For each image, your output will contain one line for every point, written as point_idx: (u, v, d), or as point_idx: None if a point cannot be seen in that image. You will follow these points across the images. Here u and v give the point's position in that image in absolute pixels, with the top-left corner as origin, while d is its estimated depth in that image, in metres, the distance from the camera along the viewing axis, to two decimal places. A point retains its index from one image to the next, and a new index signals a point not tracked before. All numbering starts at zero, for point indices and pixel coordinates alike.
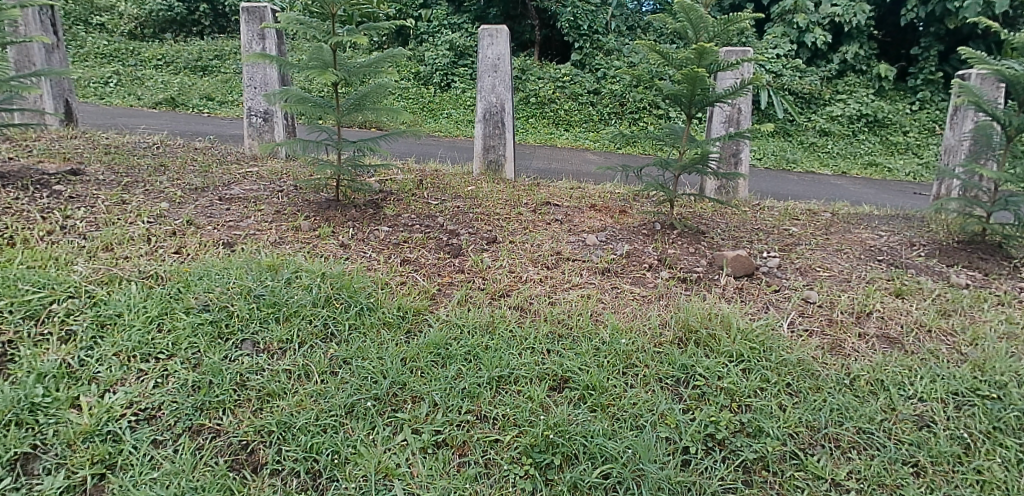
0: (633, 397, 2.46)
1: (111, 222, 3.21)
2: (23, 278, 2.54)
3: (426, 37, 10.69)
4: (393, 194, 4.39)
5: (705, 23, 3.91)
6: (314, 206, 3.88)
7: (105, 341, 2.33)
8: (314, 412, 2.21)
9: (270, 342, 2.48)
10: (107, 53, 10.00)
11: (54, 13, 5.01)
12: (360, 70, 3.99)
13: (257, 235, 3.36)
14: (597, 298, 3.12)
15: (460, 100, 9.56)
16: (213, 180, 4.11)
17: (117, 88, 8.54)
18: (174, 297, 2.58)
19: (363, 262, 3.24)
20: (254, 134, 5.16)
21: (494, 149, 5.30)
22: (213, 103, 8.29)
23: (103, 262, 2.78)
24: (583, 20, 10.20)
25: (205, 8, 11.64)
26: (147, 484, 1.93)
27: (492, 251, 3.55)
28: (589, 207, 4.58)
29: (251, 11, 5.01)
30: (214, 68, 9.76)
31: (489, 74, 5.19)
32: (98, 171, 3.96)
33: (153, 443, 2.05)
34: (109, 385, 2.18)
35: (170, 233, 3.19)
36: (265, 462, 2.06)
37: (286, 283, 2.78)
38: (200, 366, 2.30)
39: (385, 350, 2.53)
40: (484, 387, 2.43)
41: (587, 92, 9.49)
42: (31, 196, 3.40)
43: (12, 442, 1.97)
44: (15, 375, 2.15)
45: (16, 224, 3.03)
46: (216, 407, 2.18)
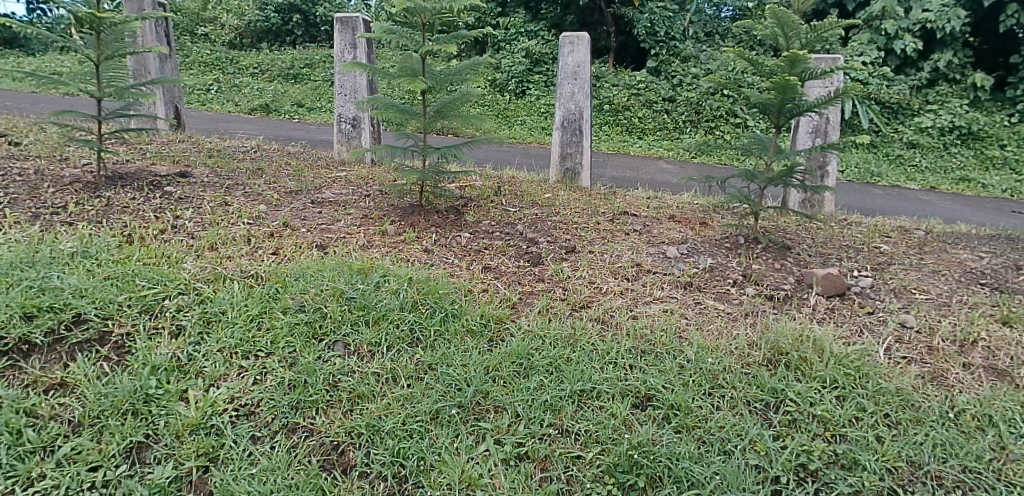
0: (720, 420, 2.38)
1: (216, 222, 3.39)
2: (141, 275, 2.70)
3: (503, 45, 10.80)
4: (473, 200, 4.44)
5: (798, 29, 3.75)
6: (399, 210, 3.98)
7: (211, 336, 2.44)
8: (401, 416, 2.25)
9: (360, 344, 2.54)
10: (209, 62, 10.59)
11: (168, 24, 5.33)
12: (446, 78, 4.05)
13: (347, 238, 3.47)
14: (680, 313, 3.05)
15: (536, 107, 9.59)
16: (305, 184, 4.28)
17: (217, 94, 9.03)
18: (273, 298, 2.70)
19: (445, 267, 3.28)
20: (343, 140, 5.34)
21: (571, 157, 5.28)
22: (303, 109, 8.64)
23: (209, 261, 2.93)
24: (661, 26, 10.10)
25: (298, 19, 12.17)
26: (246, 479, 1.98)
27: (572, 261, 3.53)
28: (669, 217, 4.50)
29: (344, 22, 5.19)
30: (305, 75, 10.16)
31: (569, 81, 5.16)
32: (203, 173, 4.19)
33: (252, 439, 2.12)
34: (213, 380, 2.28)
35: (268, 234, 3.34)
36: (354, 464, 2.10)
37: (375, 286, 2.87)
38: (296, 365, 2.38)
39: (469, 357, 2.55)
40: (566, 401, 2.40)
41: (662, 100, 9.32)
42: (147, 196, 3.63)
43: (128, 431, 2.06)
44: (132, 367, 2.26)
45: (133, 223, 3.23)
46: (310, 406, 2.24)
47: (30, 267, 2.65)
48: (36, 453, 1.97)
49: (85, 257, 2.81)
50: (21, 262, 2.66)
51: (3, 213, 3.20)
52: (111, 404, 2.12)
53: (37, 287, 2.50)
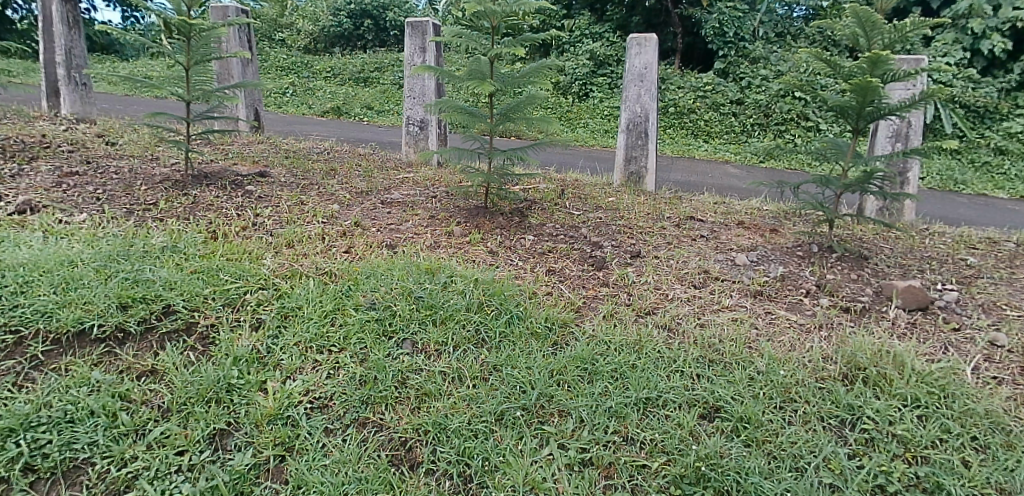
0: (793, 435, 2.30)
1: (293, 221, 3.53)
2: (224, 270, 2.84)
3: (568, 47, 10.78)
4: (537, 203, 4.45)
5: (881, 29, 3.58)
6: (464, 212, 4.03)
7: (288, 330, 2.54)
8: (466, 416, 2.27)
9: (428, 343, 2.59)
10: (285, 66, 11.00)
11: (250, 31, 5.58)
12: (514, 81, 4.06)
13: (415, 238, 3.54)
14: (750, 322, 2.97)
15: (600, 109, 9.52)
16: (375, 185, 4.39)
17: (292, 97, 9.38)
18: (345, 296, 2.79)
19: (510, 269, 3.30)
20: (411, 142, 5.46)
21: (636, 160, 5.22)
22: (372, 111, 8.87)
23: (287, 258, 3.06)
24: (729, 27, 9.89)
25: (369, 24, 12.50)
26: (319, 470, 2.03)
27: (637, 266, 3.48)
28: (737, 223, 4.38)
29: (415, 26, 5.29)
30: (375, 79, 10.42)
31: (635, 83, 5.09)
32: (280, 174, 4.36)
33: (325, 431, 2.17)
34: (289, 373, 2.36)
35: (341, 233, 3.45)
36: (421, 461, 2.13)
37: (442, 286, 2.92)
38: (367, 362, 2.44)
39: (534, 360, 2.55)
40: (632, 408, 2.37)
41: (729, 102, 9.09)
42: (230, 195, 3.81)
43: (212, 418, 2.13)
44: (216, 357, 2.37)
45: (217, 221, 3.40)
46: (379, 402, 2.30)
47: (125, 260, 2.81)
48: (130, 436, 2.03)
49: (175, 251, 2.97)
50: (117, 255, 2.83)
51: (102, 208, 3.42)
52: (196, 391, 2.21)
53: (132, 279, 2.65)
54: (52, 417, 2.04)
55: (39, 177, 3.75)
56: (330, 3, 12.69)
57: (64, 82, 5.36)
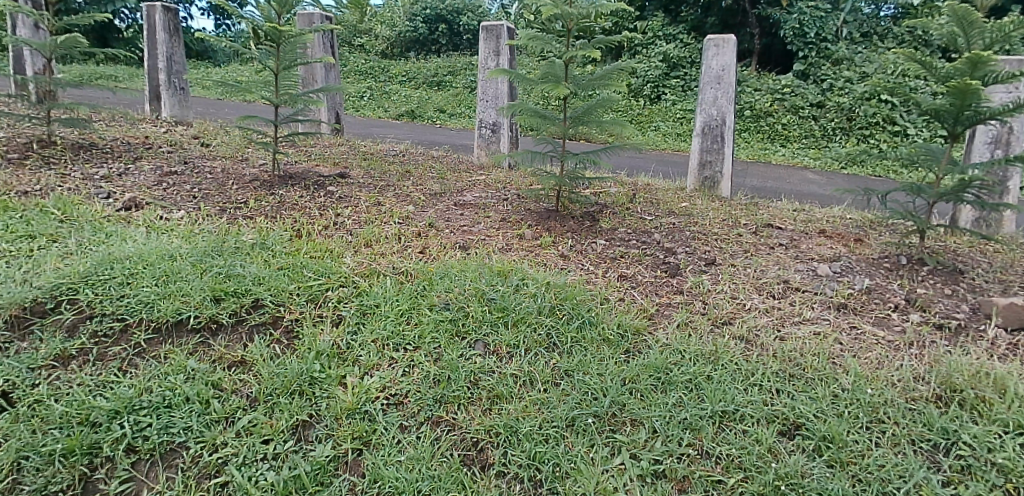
0: (881, 458, 2.18)
1: (371, 221, 3.64)
2: (307, 267, 2.95)
3: (640, 49, 10.62)
4: (608, 207, 4.40)
5: (982, 28, 3.35)
6: (535, 215, 4.04)
7: (366, 327, 2.62)
8: (538, 420, 2.27)
9: (500, 345, 2.61)
10: (363, 71, 11.32)
11: (333, 36, 5.79)
12: (589, 84, 4.02)
13: (487, 240, 3.57)
14: (833, 337, 2.84)
15: (672, 112, 9.34)
16: (448, 187, 4.46)
17: (369, 101, 9.66)
18: (421, 295, 2.85)
19: (581, 273, 3.28)
20: (483, 144, 5.52)
21: (711, 165, 5.08)
22: (445, 114, 9.03)
23: (365, 257, 3.16)
24: (811, 27, 9.50)
25: (444, 28, 12.71)
26: (394, 465, 2.07)
27: (712, 274, 3.40)
28: (819, 232, 4.21)
29: (489, 30, 5.34)
30: (448, 83, 10.60)
31: (712, 86, 4.96)
32: (359, 175, 4.49)
33: (400, 428, 2.22)
34: (367, 369, 2.43)
35: (416, 234, 3.53)
36: (493, 463, 2.14)
37: (514, 289, 2.94)
38: (441, 361, 2.48)
39: (606, 367, 2.53)
40: (707, 421, 2.30)
41: (809, 105, 8.73)
42: (312, 194, 3.96)
43: (295, 410, 2.22)
44: (300, 351, 2.46)
45: (301, 219, 3.54)
46: (452, 401, 2.33)
47: (219, 255, 2.96)
48: (220, 423, 2.14)
49: (263, 248, 3.11)
50: (211, 250, 2.99)
51: (198, 206, 3.62)
52: (281, 383, 2.30)
53: (224, 273, 2.79)
54: (152, 401, 2.16)
55: (142, 176, 4.00)
56: (406, 8, 12.99)
57: (164, 87, 5.70)
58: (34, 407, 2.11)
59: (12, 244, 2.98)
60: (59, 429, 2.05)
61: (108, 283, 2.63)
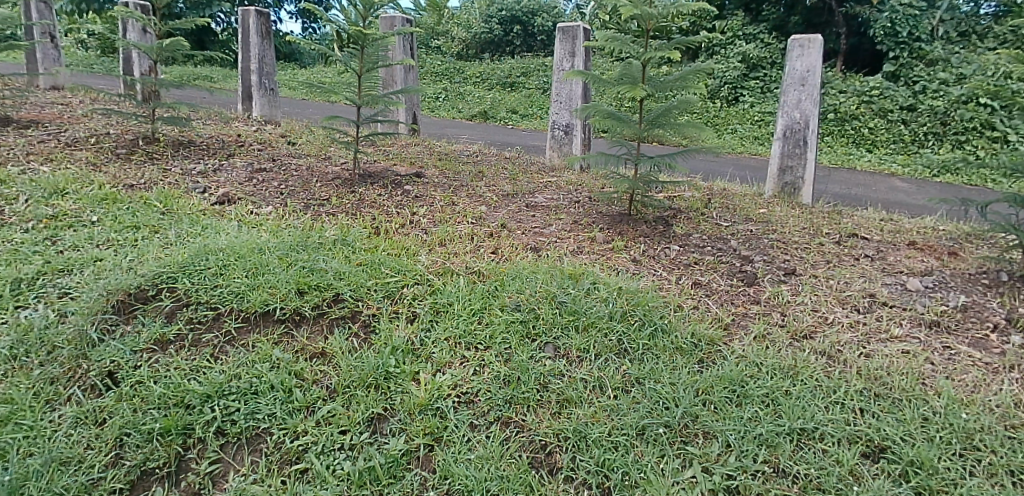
0: (975, 487, 2.05)
1: (444, 220, 3.71)
2: (384, 263, 3.03)
3: (718, 49, 10.34)
4: (682, 212, 4.32)
5: None
6: (607, 218, 4.01)
7: (439, 325, 2.67)
8: (607, 426, 2.25)
9: (570, 348, 2.60)
10: (439, 72, 11.51)
11: (413, 38, 5.93)
12: (666, 85, 3.94)
13: (558, 243, 3.57)
14: (923, 356, 2.68)
15: (749, 114, 9.07)
16: (520, 188, 4.49)
17: (444, 102, 9.83)
18: (492, 295, 2.88)
19: (654, 279, 3.22)
20: (555, 146, 5.52)
21: (792, 170, 4.90)
22: (517, 115, 9.07)
23: (439, 256, 3.22)
24: (903, 26, 9.05)
25: (519, 30, 12.78)
26: (464, 463, 2.10)
27: (792, 284, 3.27)
28: (908, 244, 3.98)
29: (566, 31, 5.33)
30: (521, 84, 10.64)
31: (796, 87, 4.78)
32: (434, 175, 4.58)
33: (471, 426, 2.25)
34: (439, 366, 2.48)
35: (488, 234, 3.57)
36: (561, 467, 2.13)
37: (585, 292, 2.92)
38: (511, 362, 2.50)
39: (679, 376, 2.48)
40: (784, 438, 2.22)
41: (900, 109, 8.27)
42: (390, 193, 4.07)
43: (370, 403, 2.28)
44: (376, 345, 2.54)
45: (379, 217, 3.65)
46: (522, 403, 2.34)
47: (304, 250, 3.08)
48: (301, 411, 2.23)
49: (343, 244, 3.22)
50: (296, 245, 3.12)
51: (284, 202, 3.79)
52: (359, 376, 2.38)
53: (308, 267, 2.91)
54: (240, 387, 2.27)
55: (234, 172, 4.22)
56: (482, 9, 13.12)
57: (256, 88, 5.98)
58: (136, 388, 2.26)
59: (120, 234, 3.20)
60: (157, 409, 2.18)
61: (204, 273, 2.79)
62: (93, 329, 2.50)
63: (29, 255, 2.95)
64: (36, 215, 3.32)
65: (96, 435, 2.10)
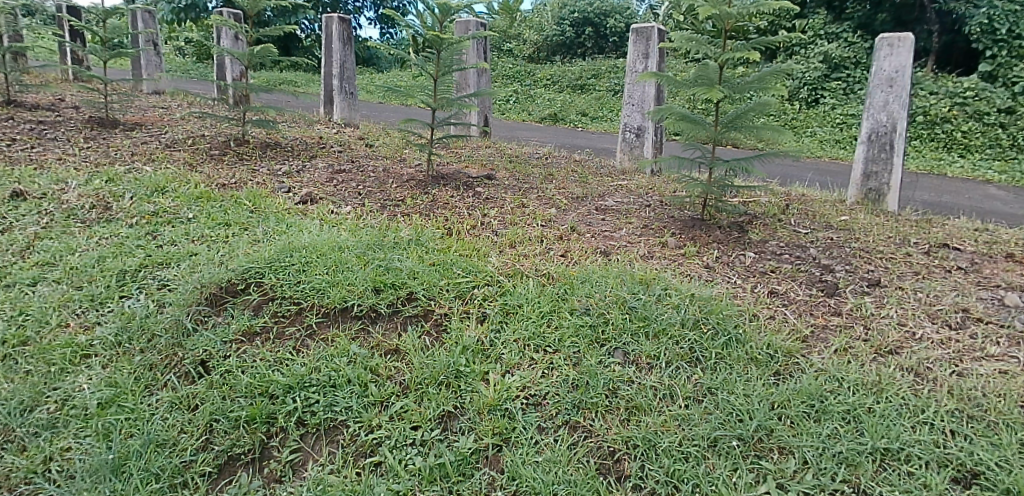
0: None
1: (515, 222, 3.74)
2: (456, 264, 3.09)
3: (798, 49, 9.99)
4: (757, 217, 4.19)
5: None
6: (679, 223, 3.94)
7: (509, 326, 2.70)
8: (678, 436, 2.21)
9: (640, 355, 2.57)
10: (510, 75, 11.60)
11: (486, 42, 6.01)
12: (744, 87, 3.83)
13: (629, 247, 3.54)
14: (1022, 377, 2.51)
15: (830, 116, 8.70)
16: (590, 191, 4.47)
17: (515, 104, 9.90)
18: (562, 298, 2.88)
19: (728, 287, 3.14)
20: (626, 149, 5.46)
21: (876, 176, 4.67)
22: (587, 118, 9.03)
23: (510, 257, 3.25)
24: (1002, 23, 8.55)
25: (591, 32, 12.72)
26: (532, 465, 2.11)
27: (876, 296, 3.12)
28: (1007, 256, 3.73)
29: (640, 32, 5.27)
30: (591, 86, 10.60)
31: (883, 89, 4.55)
32: (505, 177, 4.63)
33: (539, 429, 2.26)
34: (508, 367, 2.50)
35: (558, 237, 3.58)
36: (629, 475, 2.11)
37: (657, 298, 2.89)
38: (580, 366, 2.50)
39: (753, 388, 2.41)
40: (866, 457, 2.13)
41: (998, 111, 7.76)
42: (462, 195, 4.14)
43: (441, 401, 2.33)
44: (448, 344, 2.58)
45: (452, 219, 3.72)
46: (590, 408, 2.33)
47: (380, 249, 3.18)
48: (376, 406, 2.30)
49: (417, 244, 3.30)
50: (373, 244, 3.21)
51: (361, 202, 3.92)
52: (430, 374, 2.43)
53: (383, 266, 3.00)
54: (320, 380, 2.37)
55: (316, 173, 4.39)
56: (555, 12, 13.13)
57: (337, 92, 6.20)
58: (225, 376, 2.39)
59: (213, 230, 3.40)
60: (244, 397, 2.30)
61: (288, 270, 2.92)
62: (188, 319, 2.66)
63: (133, 249, 3.18)
64: (139, 212, 3.56)
65: (189, 420, 2.23)
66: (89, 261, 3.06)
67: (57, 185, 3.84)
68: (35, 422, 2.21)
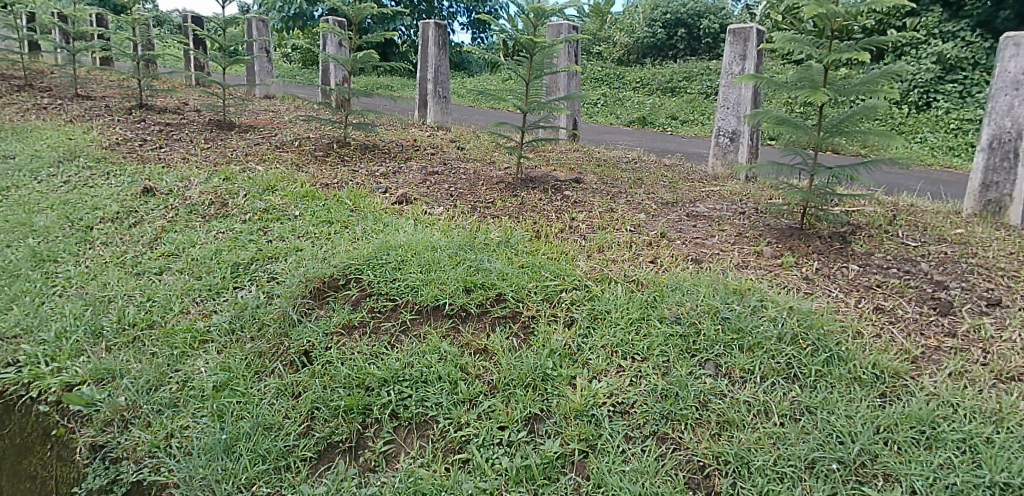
0: None
1: (604, 227, 3.72)
2: (545, 267, 3.10)
3: (907, 50, 9.36)
4: (861, 228, 3.96)
5: None
6: (776, 231, 3.79)
7: (596, 332, 2.68)
8: (772, 455, 2.13)
9: (733, 368, 2.50)
10: (599, 78, 11.52)
11: (577, 45, 6.03)
12: (851, 89, 3.60)
13: (722, 255, 3.44)
14: None
15: (942, 121, 8.12)
16: (681, 196, 4.38)
17: (603, 107, 9.84)
18: (651, 305, 2.84)
19: (829, 300, 2.99)
20: (719, 154, 5.31)
21: (998, 186, 4.31)
22: (676, 121, 8.85)
23: (598, 262, 3.24)
24: None
25: (683, 33, 12.44)
26: (619, 474, 2.09)
27: (996, 317, 2.88)
28: None
29: (737, 33, 5.11)
30: (682, 89, 10.38)
31: (1007, 92, 4.19)
32: (593, 181, 4.61)
33: (626, 437, 2.24)
34: (596, 374, 2.49)
35: (647, 243, 3.53)
36: (720, 491, 2.06)
37: (752, 309, 2.79)
38: (669, 376, 2.45)
39: (856, 409, 2.29)
40: (984, 492, 1.98)
41: None
42: (550, 198, 4.16)
43: (529, 403, 2.35)
44: (535, 346, 2.60)
45: (541, 221, 3.74)
46: (680, 420, 2.28)
47: (471, 250, 3.25)
48: (465, 404, 2.35)
49: (506, 246, 3.34)
50: (464, 245, 3.29)
51: (453, 203, 4.01)
52: (518, 375, 2.45)
53: (474, 267, 3.06)
54: (412, 375, 2.45)
55: (411, 174, 4.54)
56: (646, 13, 12.93)
57: (431, 96, 6.37)
58: (326, 366, 2.52)
59: (317, 227, 3.58)
60: (343, 387, 2.41)
61: (385, 267, 3.03)
62: (294, 310, 2.82)
63: (246, 243, 3.40)
64: (252, 208, 3.81)
65: (292, 406, 2.36)
66: (208, 253, 3.30)
67: (181, 182, 4.16)
68: (159, 400, 2.40)
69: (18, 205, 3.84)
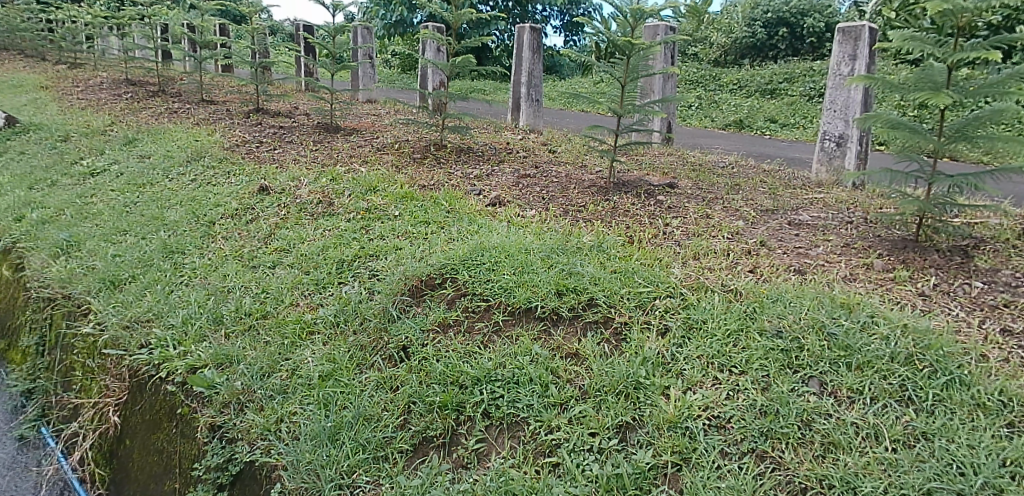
0: None
1: (700, 234, 3.62)
2: (639, 273, 3.06)
3: None
4: (986, 242, 3.66)
5: None
6: (888, 243, 3.56)
7: (692, 342, 2.62)
8: (883, 482, 2.01)
9: (839, 387, 2.37)
10: (694, 79, 11.23)
11: (673, 46, 5.92)
12: (977, 90, 3.33)
13: (827, 267, 3.27)
14: None
15: None
16: (782, 203, 4.20)
17: (698, 110, 9.59)
18: (750, 317, 2.75)
19: (948, 319, 2.78)
20: (824, 159, 5.06)
21: None
22: (776, 124, 8.50)
23: (694, 270, 3.16)
24: None
25: (785, 33, 11.92)
26: (714, 490, 2.03)
27: None
28: None
29: (846, 31, 4.82)
30: (782, 90, 9.96)
31: None
32: (688, 186, 4.51)
33: (722, 453, 2.17)
34: (690, 385, 2.43)
35: (746, 251, 3.41)
36: None
37: (861, 326, 2.64)
38: (769, 392, 2.36)
39: (979, 439, 2.12)
40: None
41: None
42: (643, 203, 4.10)
43: (621, 411, 2.32)
44: (628, 354, 2.57)
45: (634, 227, 3.70)
46: (780, 438, 2.19)
47: (564, 253, 3.26)
48: (557, 407, 2.36)
49: (599, 250, 3.32)
50: (557, 248, 3.30)
51: (546, 206, 4.03)
52: (610, 382, 2.43)
53: (566, 270, 3.06)
54: (505, 375, 2.48)
55: (504, 177, 4.60)
56: (746, 12, 12.48)
57: (525, 99, 6.44)
58: (423, 362, 2.59)
59: (415, 227, 3.70)
60: (438, 384, 2.48)
61: (479, 267, 3.09)
62: (393, 307, 2.92)
63: (349, 241, 3.56)
64: (355, 208, 3.98)
65: (391, 399, 2.45)
66: (315, 250, 3.48)
67: (293, 182, 4.41)
68: (271, 386, 2.56)
69: (152, 201, 4.21)
